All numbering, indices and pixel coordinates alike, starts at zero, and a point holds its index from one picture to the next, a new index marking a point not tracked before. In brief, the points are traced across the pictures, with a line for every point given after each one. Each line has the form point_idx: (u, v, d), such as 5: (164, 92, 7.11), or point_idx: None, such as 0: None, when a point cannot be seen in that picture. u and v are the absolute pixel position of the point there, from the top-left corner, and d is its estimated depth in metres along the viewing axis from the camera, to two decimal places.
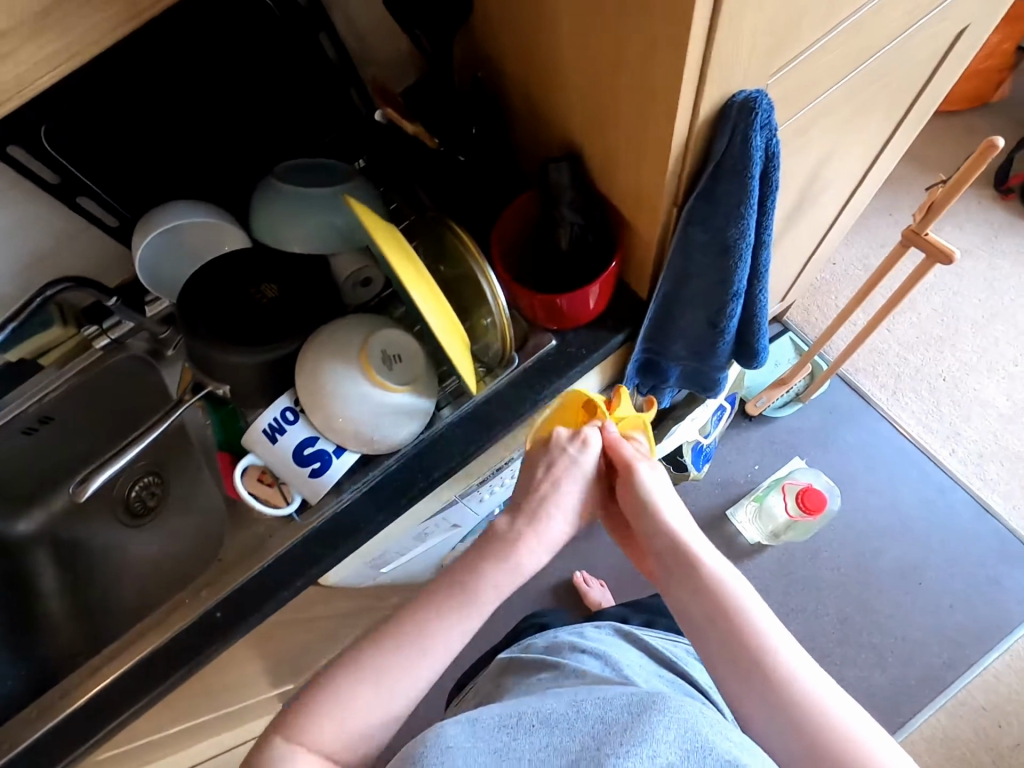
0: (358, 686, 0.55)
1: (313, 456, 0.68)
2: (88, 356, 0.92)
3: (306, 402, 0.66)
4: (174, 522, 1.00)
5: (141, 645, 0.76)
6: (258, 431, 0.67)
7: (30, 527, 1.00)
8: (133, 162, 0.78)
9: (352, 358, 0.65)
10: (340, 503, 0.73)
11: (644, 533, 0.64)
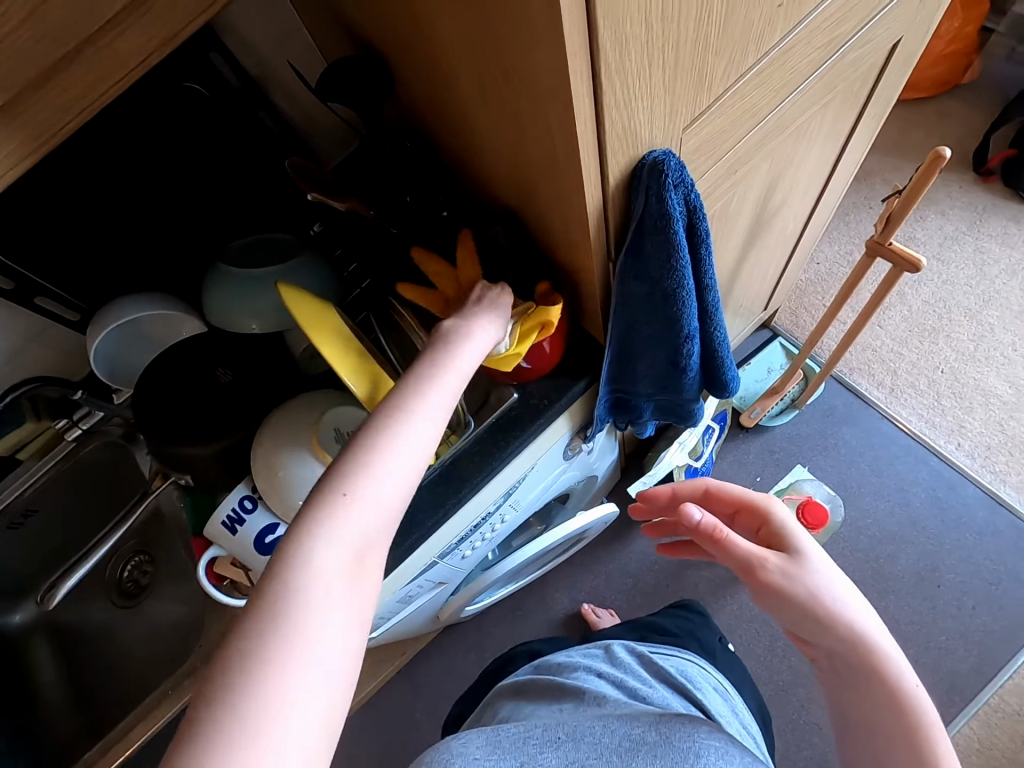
0: (366, 471, 0.49)
1: (276, 544, 0.68)
2: (63, 446, 0.92)
3: (265, 489, 0.66)
4: (171, 603, 1.01)
5: None
6: (218, 523, 0.68)
7: (25, 618, 0.99)
8: (87, 258, 0.79)
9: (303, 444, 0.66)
10: None
11: (775, 526, 0.63)
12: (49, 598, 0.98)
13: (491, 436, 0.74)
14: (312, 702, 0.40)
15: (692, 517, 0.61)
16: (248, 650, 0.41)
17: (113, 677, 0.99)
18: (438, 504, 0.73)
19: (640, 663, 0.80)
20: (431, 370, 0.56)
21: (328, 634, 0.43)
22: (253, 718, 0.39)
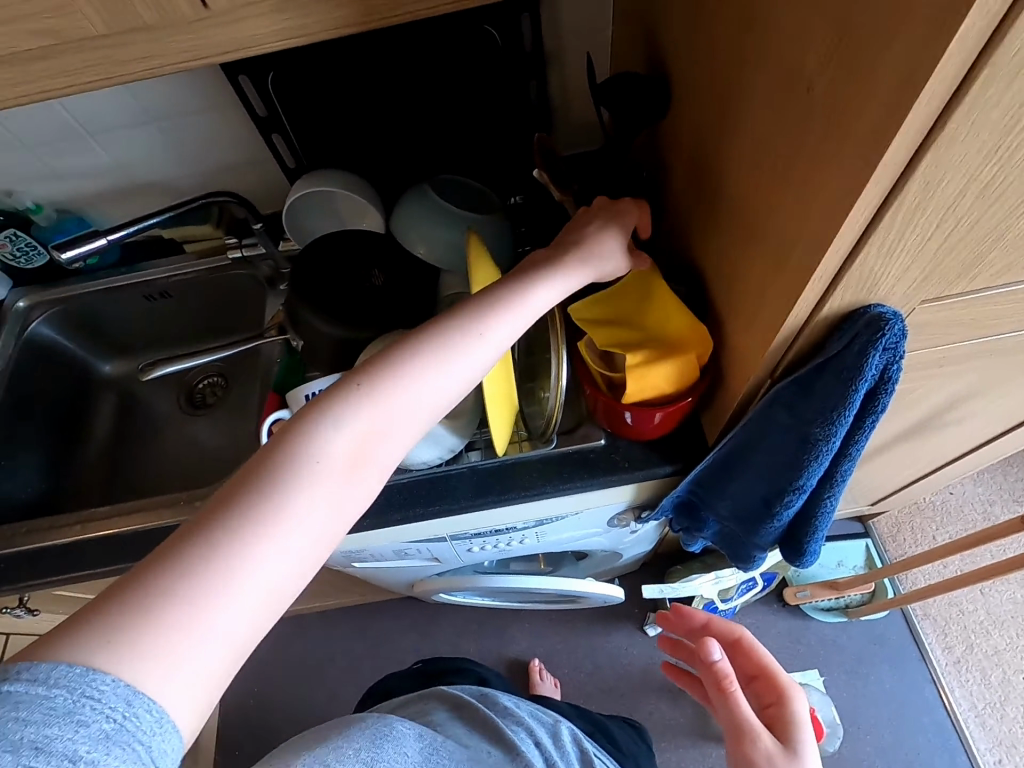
0: (414, 368, 0.47)
1: None
2: (218, 259, 1.02)
3: None
4: (220, 433, 1.09)
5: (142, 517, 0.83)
6: (302, 395, 0.70)
7: (114, 371, 1.15)
8: (327, 125, 0.86)
9: None
10: None
11: (787, 714, 0.67)
12: (146, 371, 0.94)
13: (559, 463, 0.74)
14: (254, 608, 0.38)
15: (712, 653, 0.68)
16: (205, 539, 0.38)
17: (147, 460, 1.09)
18: (479, 492, 0.73)
19: (577, 758, 0.76)
20: (515, 296, 0.53)
21: (310, 532, 0.41)
22: (214, 585, 0.37)
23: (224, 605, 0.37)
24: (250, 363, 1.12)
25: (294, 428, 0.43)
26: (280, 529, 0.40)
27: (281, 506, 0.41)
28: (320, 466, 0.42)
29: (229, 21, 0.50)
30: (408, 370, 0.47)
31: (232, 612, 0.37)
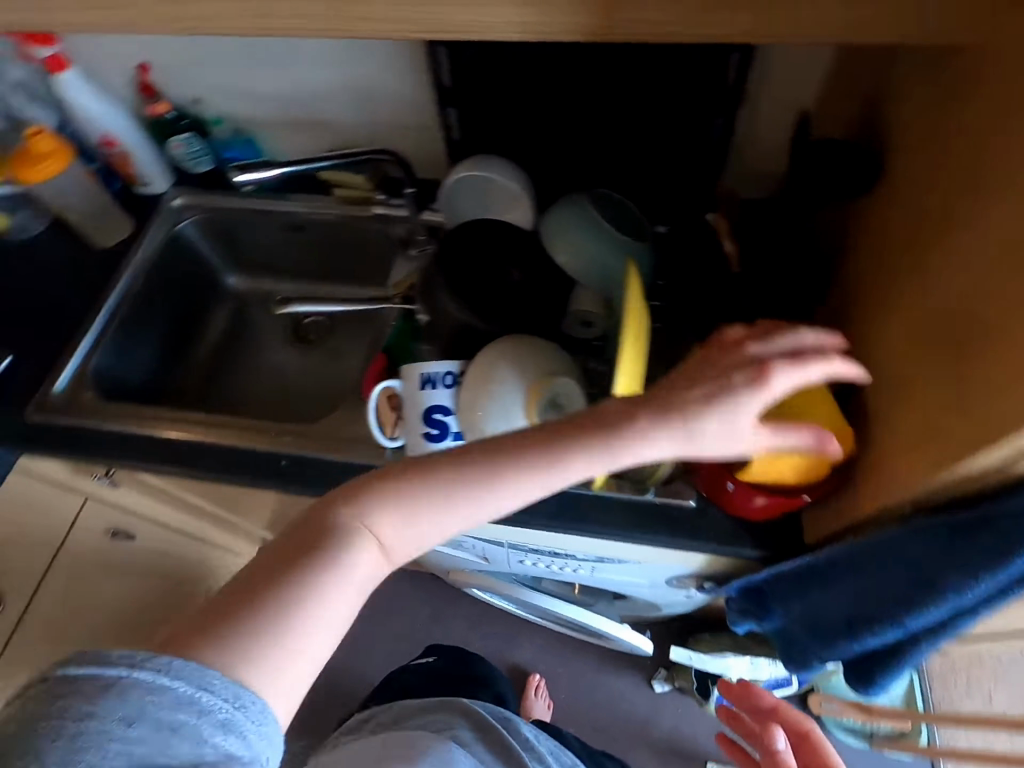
0: (462, 468, 0.52)
1: (437, 423, 0.68)
2: (360, 210, 1.05)
3: (468, 382, 0.67)
4: (312, 374, 1.14)
5: (228, 434, 0.86)
6: (418, 372, 0.68)
7: (236, 285, 1.21)
8: (504, 113, 0.86)
9: (524, 384, 0.66)
10: None
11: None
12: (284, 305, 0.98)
13: (644, 512, 0.71)
14: (312, 645, 0.46)
15: (777, 741, 0.84)
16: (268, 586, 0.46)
17: (243, 378, 1.16)
18: (555, 516, 0.72)
19: None
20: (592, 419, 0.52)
21: (353, 585, 0.49)
22: (274, 625, 0.45)
23: (285, 645, 0.44)
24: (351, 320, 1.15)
25: (341, 503, 0.51)
26: (330, 581, 0.48)
27: (327, 565, 0.48)
28: (361, 535, 0.50)
29: (469, 2, 0.49)
30: (462, 473, 0.52)
31: (295, 643, 0.45)
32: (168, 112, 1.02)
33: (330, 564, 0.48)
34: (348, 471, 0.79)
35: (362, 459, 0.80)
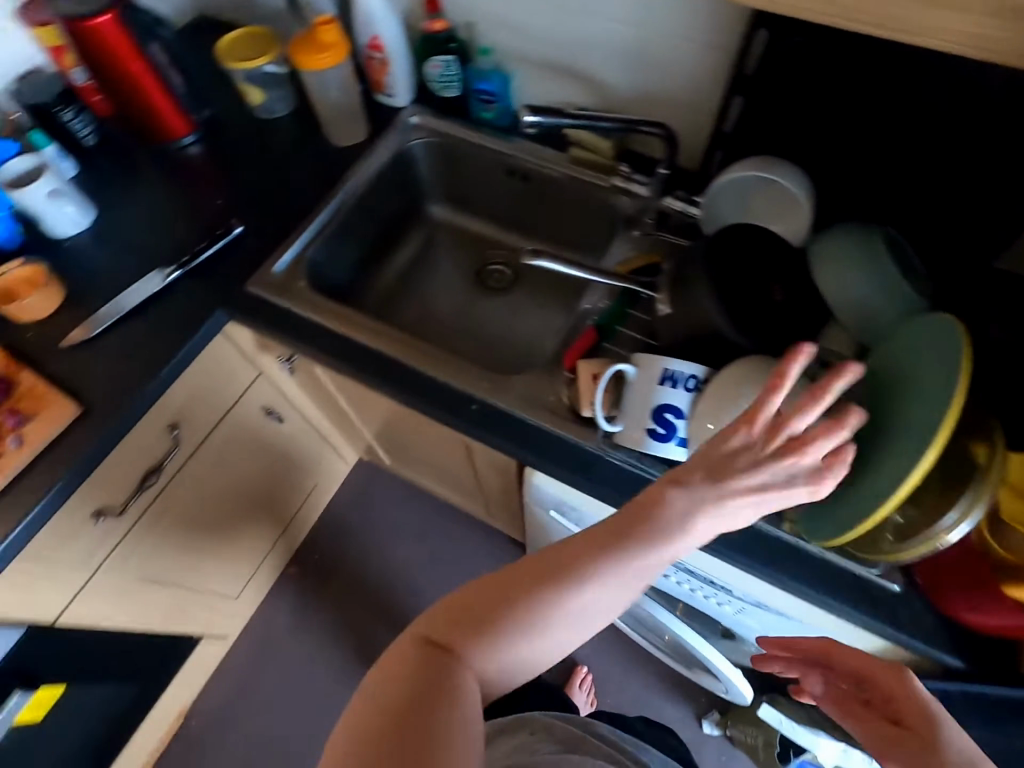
0: (514, 604, 0.54)
1: (665, 422, 0.66)
2: (594, 177, 1.03)
3: (715, 392, 0.64)
4: (497, 315, 1.18)
5: (423, 361, 0.87)
6: (660, 366, 0.66)
7: (438, 214, 1.24)
8: (800, 119, 0.80)
9: (779, 413, 0.62)
10: (637, 470, 0.77)
11: None
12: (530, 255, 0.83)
13: (837, 577, 0.69)
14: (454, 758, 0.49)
15: None
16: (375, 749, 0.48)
17: (426, 304, 1.20)
18: (743, 550, 0.71)
19: None
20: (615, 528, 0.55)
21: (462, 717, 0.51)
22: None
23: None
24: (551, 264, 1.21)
25: (397, 668, 0.53)
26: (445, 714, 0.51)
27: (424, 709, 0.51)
28: (441, 678, 0.52)
29: None
30: (521, 606, 0.54)
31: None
32: (442, 30, 1.02)
33: (426, 705, 0.51)
34: (537, 434, 0.81)
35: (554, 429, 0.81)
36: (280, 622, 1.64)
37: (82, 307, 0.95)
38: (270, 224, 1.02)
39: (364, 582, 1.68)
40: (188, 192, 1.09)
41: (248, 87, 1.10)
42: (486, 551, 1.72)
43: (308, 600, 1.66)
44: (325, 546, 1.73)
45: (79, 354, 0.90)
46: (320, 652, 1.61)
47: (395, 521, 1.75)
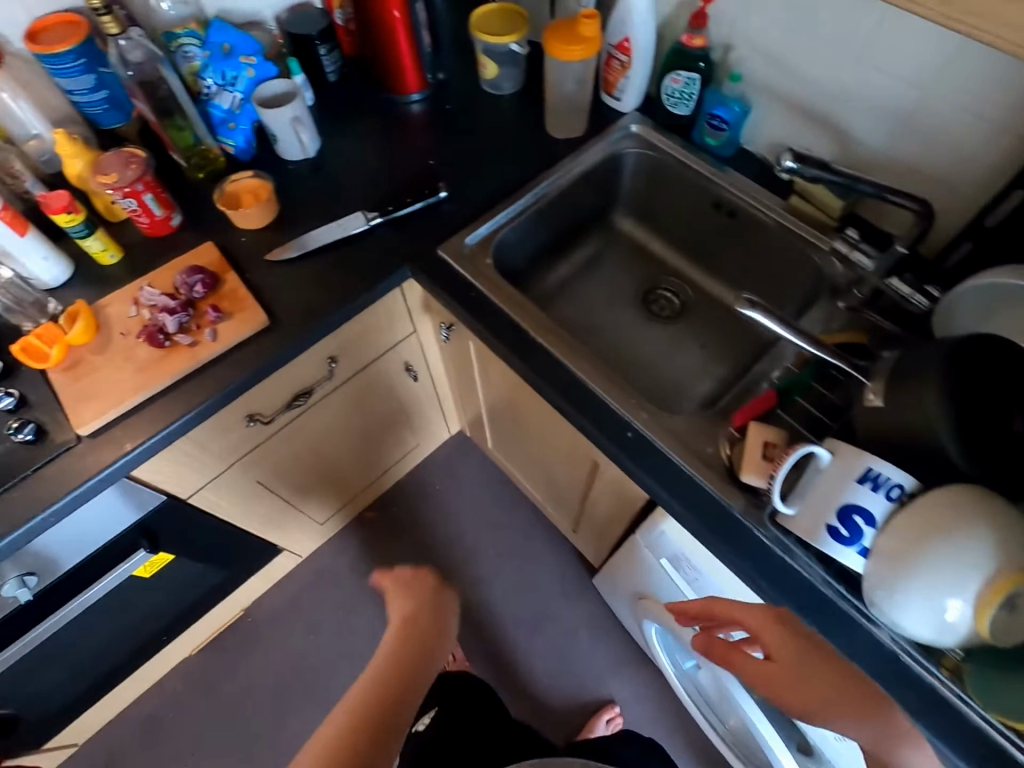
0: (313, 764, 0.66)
1: (851, 526, 0.61)
2: (808, 231, 0.97)
3: (921, 512, 0.57)
4: (654, 342, 1.15)
5: (586, 372, 0.86)
6: (865, 463, 0.61)
7: (622, 225, 1.23)
8: None
9: (995, 563, 0.54)
10: (782, 553, 0.72)
11: None
12: (744, 301, 0.74)
13: (982, 741, 0.63)
14: None
15: None
16: None
17: (586, 310, 1.19)
18: (879, 674, 0.66)
19: None
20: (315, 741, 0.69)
21: None
22: None
23: None
24: (724, 308, 1.16)
25: None
26: None
27: None
28: None
29: None
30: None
31: None
32: (698, 47, 0.98)
33: None
34: (683, 481, 0.79)
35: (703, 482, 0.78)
36: (347, 557, 1.72)
37: (291, 227, 1.02)
38: (472, 195, 1.05)
39: (430, 547, 1.74)
40: (405, 146, 1.14)
41: (487, 59, 1.13)
42: (552, 559, 1.72)
43: (377, 546, 1.74)
44: (406, 501, 1.80)
45: (279, 270, 0.98)
46: (374, 598, 1.68)
47: (475, 500, 1.79)
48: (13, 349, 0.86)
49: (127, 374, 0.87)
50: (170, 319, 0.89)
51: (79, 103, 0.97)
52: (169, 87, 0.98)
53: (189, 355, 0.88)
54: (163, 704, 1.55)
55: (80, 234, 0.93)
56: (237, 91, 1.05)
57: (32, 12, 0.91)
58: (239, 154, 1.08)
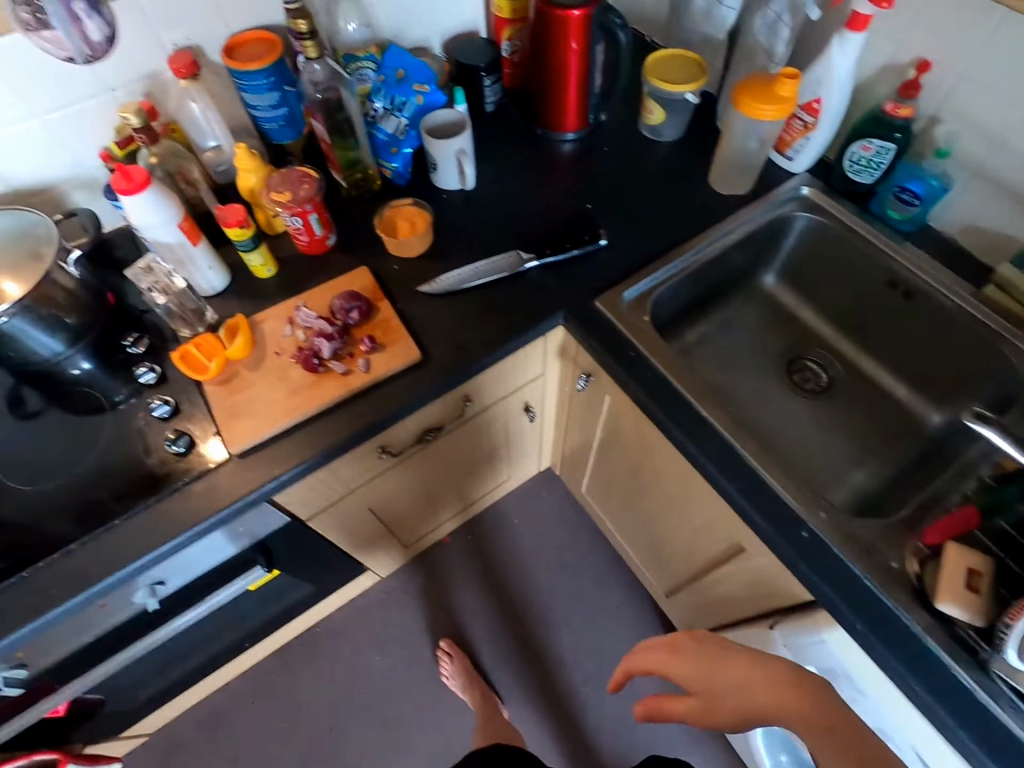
0: None
1: None
2: (1004, 327, 0.89)
3: None
4: (798, 418, 1.08)
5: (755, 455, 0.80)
6: None
7: (769, 286, 1.17)
8: None
9: None
10: (979, 695, 0.65)
11: None
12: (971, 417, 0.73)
13: None
14: None
15: None
16: None
17: (726, 372, 1.13)
18: None
19: None
20: None
21: None
22: None
23: None
24: (878, 392, 1.08)
25: None
26: None
27: None
28: None
29: None
30: None
31: None
32: (901, 117, 0.92)
33: None
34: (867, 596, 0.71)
35: (890, 599, 0.70)
36: (418, 580, 1.70)
37: (444, 259, 1.01)
38: (633, 246, 1.01)
39: (505, 582, 1.69)
40: (561, 185, 1.11)
41: (655, 104, 1.09)
42: (628, 613, 1.65)
43: (449, 572, 1.70)
44: (484, 530, 1.76)
45: (430, 302, 0.96)
46: (443, 626, 1.64)
47: (552, 539, 1.74)
48: (174, 355, 0.86)
49: (278, 395, 0.86)
50: (326, 344, 0.88)
51: (258, 117, 0.98)
52: (346, 109, 0.98)
53: (341, 383, 0.87)
54: (226, 702, 1.54)
55: (246, 248, 0.93)
56: (403, 116, 1.04)
57: (230, 26, 0.92)
58: (395, 179, 1.08)
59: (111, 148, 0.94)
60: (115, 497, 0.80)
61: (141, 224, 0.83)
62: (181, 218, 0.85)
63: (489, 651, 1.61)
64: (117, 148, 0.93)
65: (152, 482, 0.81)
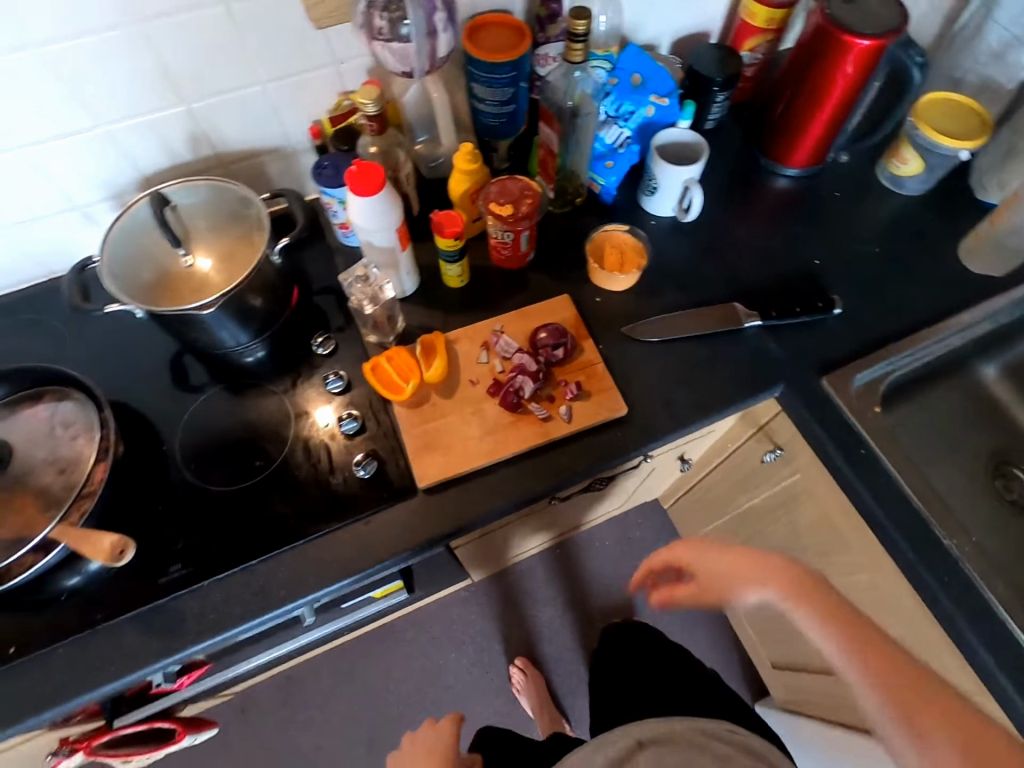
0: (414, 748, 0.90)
1: None
2: None
3: None
4: (1000, 535, 0.96)
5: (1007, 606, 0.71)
6: None
7: (989, 373, 1.02)
8: None
9: None
10: None
11: None
12: None
13: None
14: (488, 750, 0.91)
15: None
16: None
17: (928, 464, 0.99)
18: None
19: None
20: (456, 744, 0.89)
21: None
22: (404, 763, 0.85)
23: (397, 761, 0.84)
24: None
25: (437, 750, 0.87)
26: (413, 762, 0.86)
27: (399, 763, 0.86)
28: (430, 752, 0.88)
29: None
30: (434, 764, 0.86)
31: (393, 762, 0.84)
32: None
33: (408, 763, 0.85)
34: None
35: None
36: (502, 585, 1.65)
37: (652, 299, 0.90)
38: (869, 320, 0.89)
39: (591, 604, 1.64)
40: (784, 227, 0.99)
41: (913, 153, 0.95)
42: (715, 663, 1.57)
43: (534, 585, 1.65)
44: (576, 546, 1.70)
45: (636, 349, 0.86)
46: (522, 637, 1.60)
47: (644, 570, 1.66)
48: (368, 367, 0.81)
49: (473, 432, 0.79)
50: (528, 383, 0.80)
51: (479, 111, 0.88)
52: (580, 116, 0.87)
53: (541, 431, 0.79)
54: (303, 671, 1.54)
55: (449, 259, 0.86)
56: (627, 127, 0.92)
57: (474, 7, 0.82)
58: (602, 195, 0.96)
59: (322, 124, 0.86)
60: (298, 513, 0.76)
61: (359, 227, 0.76)
62: (399, 223, 0.77)
63: (567, 674, 1.57)
64: (328, 126, 0.85)
65: (336, 504, 0.77)
